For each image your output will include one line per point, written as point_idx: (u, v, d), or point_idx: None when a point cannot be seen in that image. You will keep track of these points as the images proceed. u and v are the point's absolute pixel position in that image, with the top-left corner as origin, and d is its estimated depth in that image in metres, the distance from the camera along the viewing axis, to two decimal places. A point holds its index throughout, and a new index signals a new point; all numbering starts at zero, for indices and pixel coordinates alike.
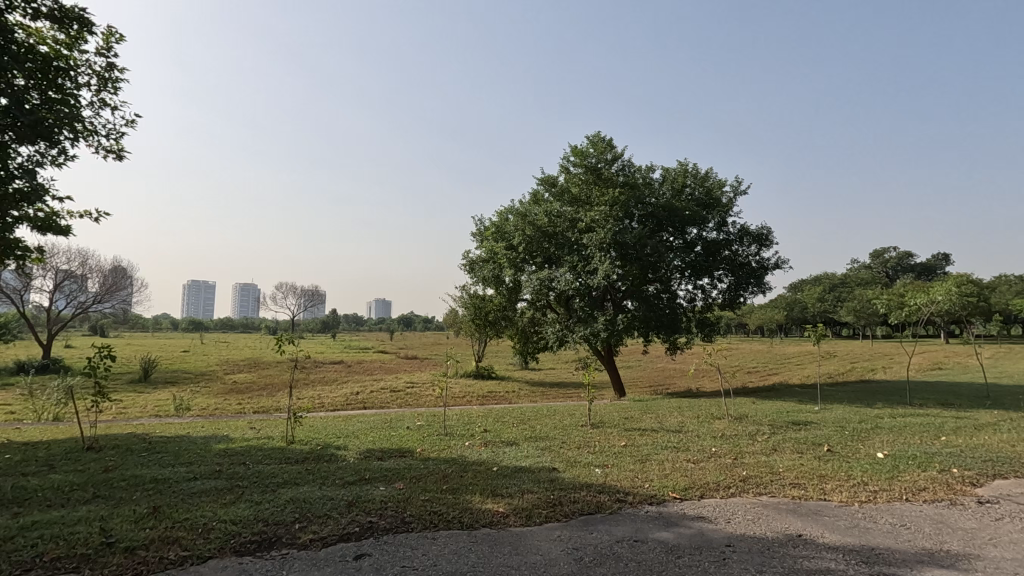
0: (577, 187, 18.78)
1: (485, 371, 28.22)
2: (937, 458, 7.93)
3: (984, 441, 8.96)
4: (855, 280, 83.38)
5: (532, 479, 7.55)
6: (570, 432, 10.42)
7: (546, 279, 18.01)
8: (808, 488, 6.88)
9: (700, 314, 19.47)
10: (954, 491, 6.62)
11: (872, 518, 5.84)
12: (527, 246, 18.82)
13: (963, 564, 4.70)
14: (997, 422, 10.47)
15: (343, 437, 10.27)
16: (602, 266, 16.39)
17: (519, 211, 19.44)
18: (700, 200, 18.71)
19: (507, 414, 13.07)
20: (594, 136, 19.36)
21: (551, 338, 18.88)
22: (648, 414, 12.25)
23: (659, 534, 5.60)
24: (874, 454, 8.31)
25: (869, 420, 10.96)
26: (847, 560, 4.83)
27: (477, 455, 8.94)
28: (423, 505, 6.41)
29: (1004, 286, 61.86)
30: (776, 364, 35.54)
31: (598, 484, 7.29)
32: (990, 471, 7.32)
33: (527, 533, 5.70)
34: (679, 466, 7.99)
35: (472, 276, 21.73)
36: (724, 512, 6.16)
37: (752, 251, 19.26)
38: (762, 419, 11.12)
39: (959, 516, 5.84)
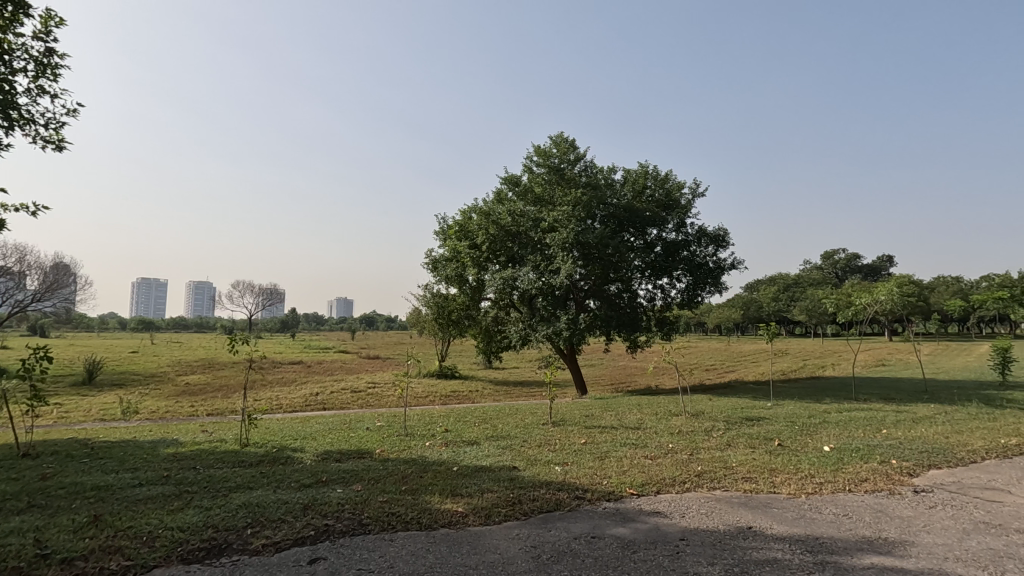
0: (540, 187, 18.87)
1: (448, 371, 28.05)
2: (878, 451, 8.32)
3: (921, 433, 9.45)
4: (807, 280, 86.76)
5: (493, 478, 7.54)
6: (530, 431, 10.46)
7: (509, 279, 18.06)
8: (759, 482, 7.11)
9: (660, 313, 19.86)
10: (892, 481, 6.98)
11: (817, 509, 6.09)
12: (490, 245, 18.86)
13: (898, 550, 4.95)
14: (934, 415, 11.06)
15: (300, 439, 10.03)
16: (565, 266, 16.55)
17: (482, 210, 19.43)
18: (660, 202, 19.11)
19: (470, 414, 13.02)
20: (557, 136, 19.52)
21: (514, 338, 18.96)
22: (608, 411, 12.43)
23: (616, 530, 5.69)
24: (822, 447, 8.66)
25: (817, 414, 11.40)
26: (793, 550, 5.01)
27: (437, 455, 8.88)
28: (382, 507, 6.32)
29: (941, 287, 65.23)
30: (733, 361, 36.67)
31: (558, 482, 7.35)
32: (926, 462, 7.74)
33: (486, 532, 5.70)
34: (636, 462, 8.14)
35: (435, 275, 21.61)
36: (678, 507, 6.31)
37: (709, 252, 19.76)
38: (717, 415, 11.42)
39: (897, 505, 6.15)
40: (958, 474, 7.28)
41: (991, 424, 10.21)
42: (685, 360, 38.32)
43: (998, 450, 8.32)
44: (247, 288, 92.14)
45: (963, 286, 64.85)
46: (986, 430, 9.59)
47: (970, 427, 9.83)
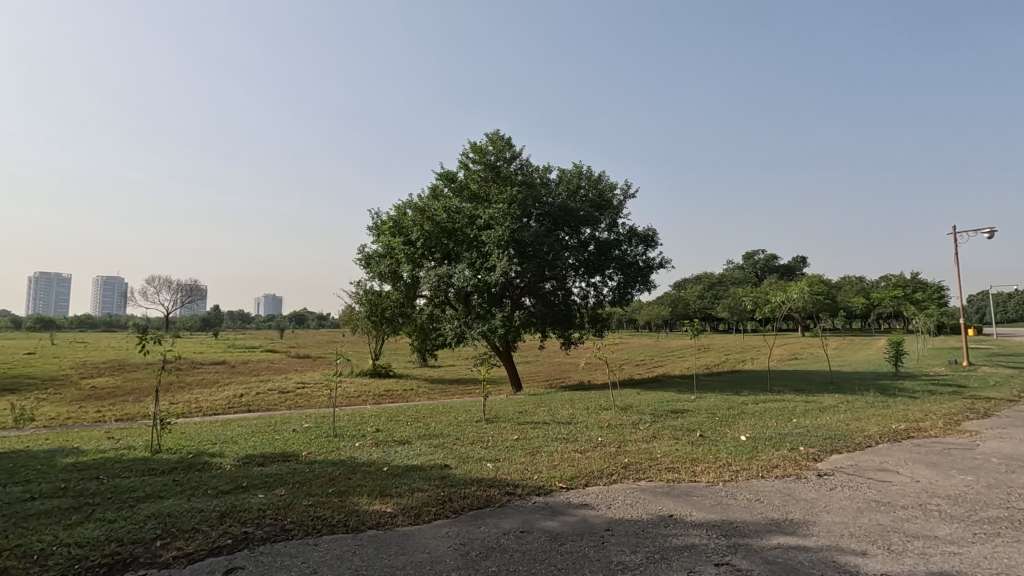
0: (476, 184, 18.81)
1: (382, 370, 27.48)
2: (788, 438, 8.92)
3: (825, 421, 10.23)
4: (730, 279, 91.59)
5: (423, 477, 7.46)
6: (464, 428, 10.44)
7: (444, 276, 17.92)
8: (681, 471, 7.45)
9: (592, 311, 20.33)
10: (800, 466, 7.51)
11: (732, 495, 6.45)
12: (425, 242, 18.63)
13: (802, 530, 5.33)
14: (837, 405, 11.98)
15: (220, 443, 9.50)
16: (500, 263, 16.57)
17: (417, 205, 19.16)
18: (593, 201, 19.57)
19: (402, 412, 12.82)
20: (493, 134, 19.54)
21: (449, 335, 18.80)
22: (542, 407, 12.59)
23: (545, 523, 5.78)
24: (739, 437, 9.17)
25: (736, 406, 12.07)
26: (710, 535, 5.28)
27: (367, 456, 8.67)
28: (306, 511, 6.10)
29: (846, 286, 70.64)
30: (661, 356, 38.08)
31: (489, 479, 7.38)
32: (829, 447, 8.38)
33: (415, 531, 5.63)
34: (567, 457, 8.30)
35: (367, 271, 21.09)
36: (605, 499, 6.50)
37: (639, 251, 20.44)
38: (645, 408, 11.85)
39: (803, 488, 6.62)
40: (855, 457, 7.93)
41: (885, 411, 11.19)
42: (616, 357, 39.20)
43: (890, 434, 9.13)
44: (163, 285, 86.07)
45: (865, 286, 70.51)
46: (880, 417, 10.50)
47: (867, 415, 10.75)
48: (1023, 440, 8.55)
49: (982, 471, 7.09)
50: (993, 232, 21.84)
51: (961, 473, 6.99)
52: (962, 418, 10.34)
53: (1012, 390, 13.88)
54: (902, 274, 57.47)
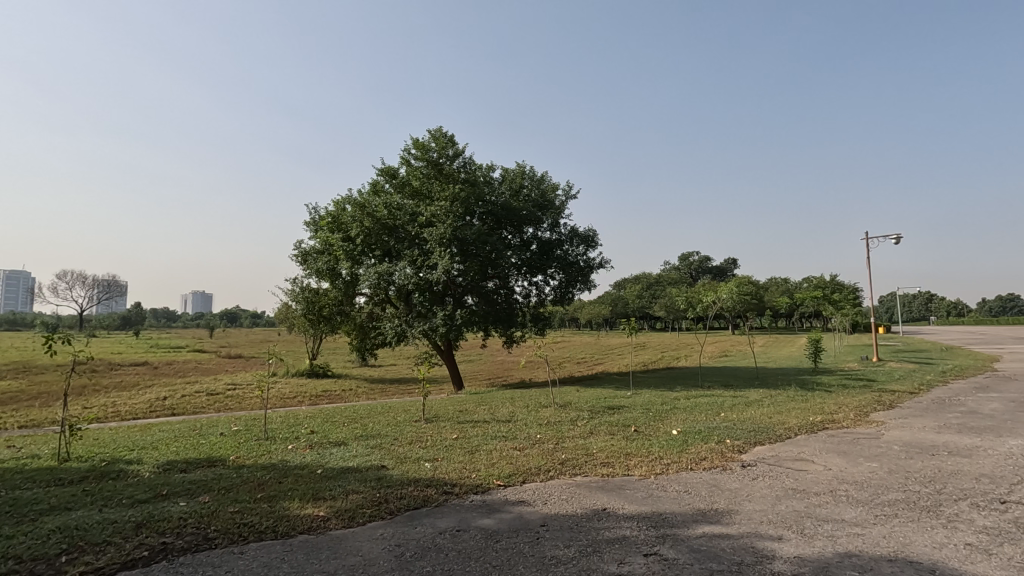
0: (418, 180, 18.58)
1: (320, 370, 26.66)
2: (715, 432, 9.36)
3: (750, 414, 10.81)
4: (667, 279, 95.08)
5: (358, 478, 7.31)
6: (402, 428, 10.28)
7: (384, 274, 17.57)
8: (615, 466, 7.67)
9: (534, 309, 20.53)
10: (725, 458, 7.90)
11: (663, 487, 6.70)
12: (365, 239, 18.21)
13: (725, 518, 5.61)
14: (762, 399, 12.68)
15: (138, 450, 8.92)
16: (442, 262, 16.42)
17: (357, 201, 18.71)
18: (536, 201, 19.78)
19: (339, 413, 12.49)
20: (436, 130, 19.36)
21: (390, 334, 18.49)
22: (482, 406, 12.59)
23: (481, 521, 5.78)
24: (671, 431, 9.52)
25: (669, 401, 12.52)
26: (640, 527, 5.46)
27: (299, 459, 8.39)
28: (232, 518, 5.82)
29: (773, 287, 75.05)
30: (600, 355, 38.27)
31: (427, 479, 7.31)
32: (753, 439, 8.86)
33: (348, 534, 5.50)
34: (505, 454, 8.36)
35: (304, 268, 20.43)
36: (541, 495, 6.59)
37: (580, 251, 20.84)
38: (583, 405, 12.12)
39: (728, 479, 6.97)
40: (777, 449, 8.41)
41: (804, 404, 11.97)
42: (556, 356, 39.17)
43: (808, 426, 9.76)
44: (78, 281, 79.60)
45: (789, 287, 75.16)
46: (799, 410, 11.21)
47: (788, 408, 11.44)
48: (920, 429, 9.35)
49: (886, 458, 7.69)
50: (900, 238, 23.72)
51: (867, 461, 7.57)
52: (870, 409, 11.21)
53: (912, 383, 15.20)
54: (821, 276, 61.63)
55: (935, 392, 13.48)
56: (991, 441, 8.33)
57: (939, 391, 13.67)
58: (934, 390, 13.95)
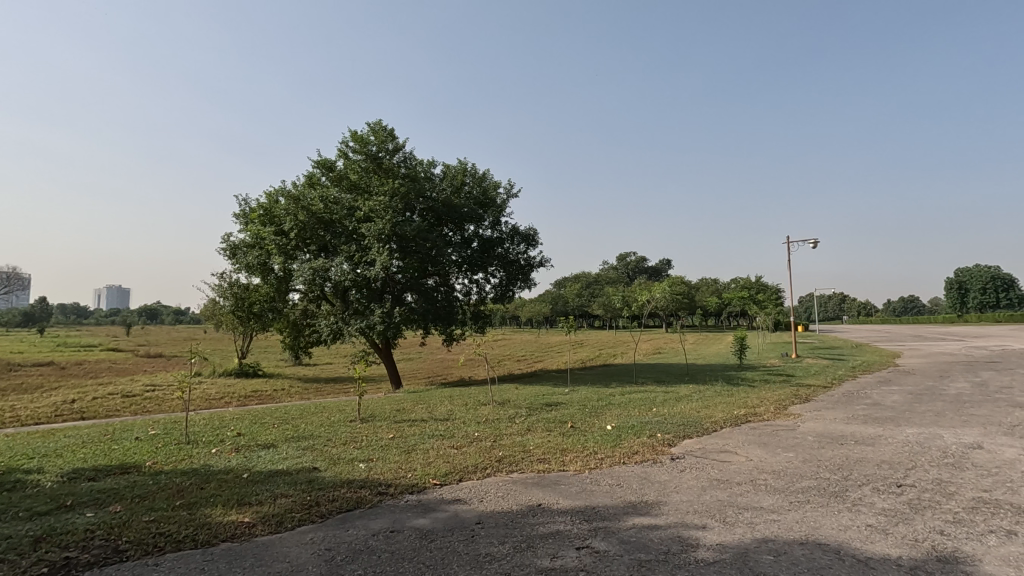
0: (356, 174, 18.10)
1: (249, 369, 25.46)
2: (647, 426, 9.69)
3: (680, 409, 11.28)
4: (606, 279, 97.48)
5: (288, 481, 7.04)
6: (336, 429, 9.99)
7: (319, 269, 17.00)
8: (551, 462, 7.78)
9: (474, 307, 20.50)
10: (656, 451, 8.20)
11: (596, 481, 6.88)
12: (299, 233, 17.57)
13: (654, 510, 5.82)
14: (691, 394, 13.25)
15: (38, 458, 8.18)
16: (380, 258, 16.05)
17: (291, 194, 18.03)
18: (477, 199, 19.75)
19: (269, 414, 11.98)
20: (375, 123, 18.94)
21: (324, 332, 17.94)
22: (420, 405, 12.45)
23: (416, 522, 5.70)
24: (605, 427, 9.78)
25: (604, 398, 12.84)
26: (574, 521, 5.58)
27: (224, 463, 7.98)
28: (146, 528, 5.45)
29: (703, 287, 78.57)
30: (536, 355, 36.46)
31: (361, 480, 7.14)
32: (682, 433, 9.24)
33: (276, 540, 5.29)
34: (442, 453, 8.30)
35: (233, 262, 19.48)
36: (477, 493, 6.59)
37: (521, 250, 20.98)
38: (521, 402, 12.23)
39: (658, 471, 7.24)
40: (704, 441, 8.81)
41: (729, 398, 12.62)
42: (495, 356, 37.23)
43: (732, 419, 10.29)
44: None
45: (718, 287, 78.93)
46: (725, 404, 11.80)
47: (715, 402, 12.02)
48: (831, 420, 10.07)
49: (801, 448, 8.23)
50: (817, 242, 25.38)
51: (784, 451, 8.08)
52: (788, 403, 11.97)
53: (825, 378, 16.36)
54: (747, 278, 65.11)
55: (846, 386, 14.58)
56: (891, 430, 9.09)
57: (849, 385, 14.79)
58: (845, 384, 15.07)
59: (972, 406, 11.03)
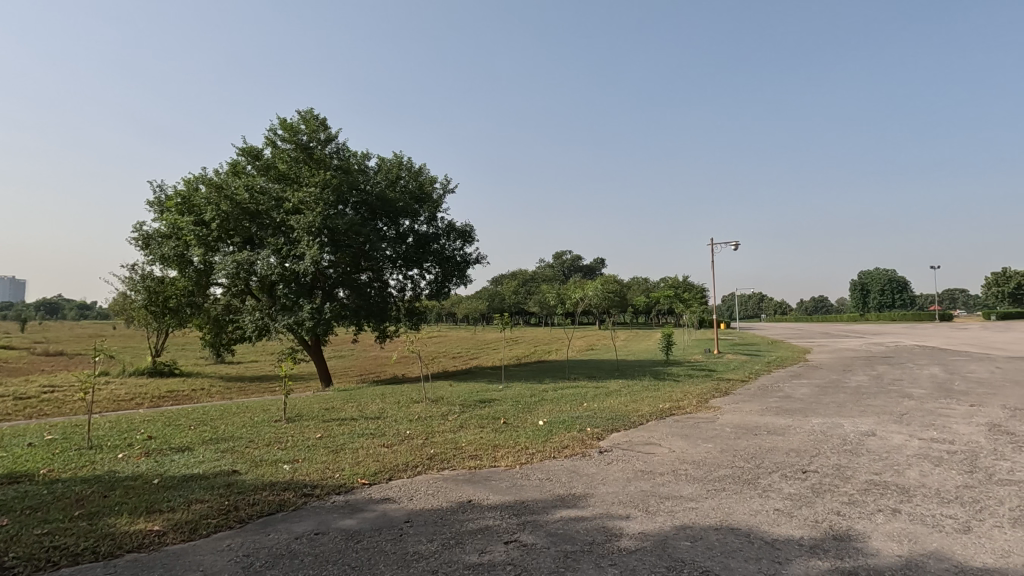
0: (284, 163, 17.35)
1: (164, 368, 23.83)
2: (578, 421, 9.92)
3: (609, 403, 11.63)
4: (542, 277, 98.78)
5: (204, 486, 6.64)
6: (259, 429, 9.54)
7: (244, 262, 16.18)
8: (482, 458, 7.80)
9: (409, 304, 20.23)
10: (585, 445, 8.40)
11: (526, 476, 6.97)
12: (222, 223, 16.64)
13: (581, 502, 5.97)
14: (620, 389, 13.68)
15: None
16: (310, 251, 15.49)
17: (213, 182, 17.04)
18: (413, 194, 19.47)
19: (185, 416, 11.26)
20: (306, 111, 18.23)
21: (249, 329, 17.11)
22: (350, 403, 12.11)
23: (342, 522, 5.56)
24: (537, 422, 9.92)
25: (537, 394, 13.03)
26: (503, 516, 5.62)
27: (132, 468, 7.43)
28: (37, 542, 4.98)
29: (634, 287, 81.36)
30: (468, 356, 33.73)
31: (284, 482, 6.86)
32: (610, 427, 9.53)
33: (188, 549, 4.99)
34: (372, 452, 8.13)
35: (146, 253, 18.19)
36: (407, 491, 6.51)
37: (457, 246, 20.91)
38: (454, 399, 12.17)
39: (586, 465, 7.43)
40: (631, 434, 9.12)
41: (656, 392, 13.16)
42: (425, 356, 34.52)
43: (658, 413, 10.72)
44: None
45: (648, 286, 82.04)
46: (652, 398, 12.28)
47: (643, 397, 12.49)
48: (747, 412, 10.72)
49: (719, 439, 8.70)
50: (738, 245, 26.88)
51: (704, 442, 8.51)
52: (709, 396, 12.63)
53: (742, 373, 17.40)
54: (675, 278, 68.00)
55: (761, 380, 15.57)
56: (799, 420, 9.80)
57: (764, 379, 15.82)
58: (760, 378, 16.08)
59: (868, 397, 12.09)
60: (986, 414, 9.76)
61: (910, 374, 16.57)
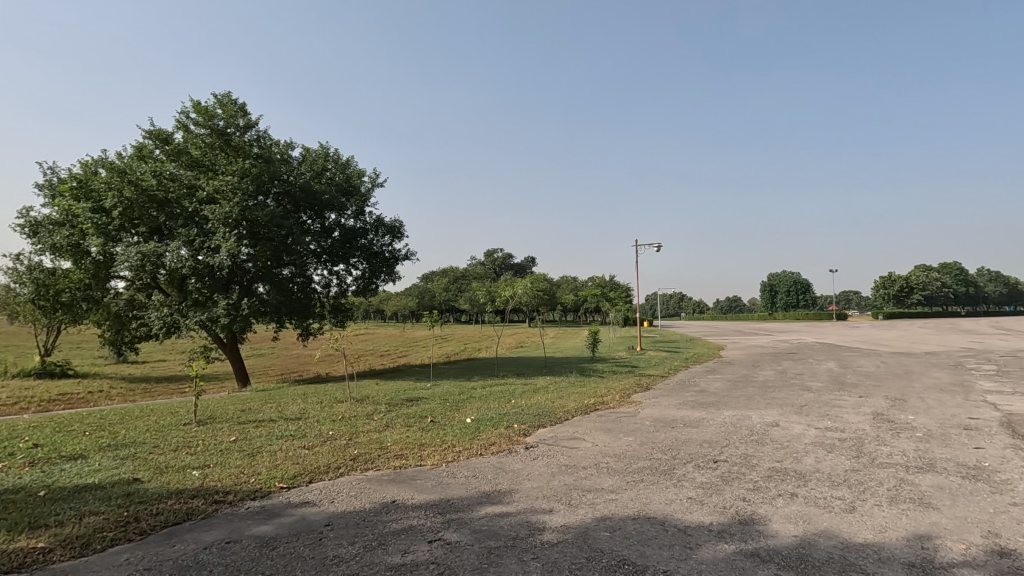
0: (198, 149, 16.26)
1: (56, 369, 21.66)
2: (506, 418, 10.01)
3: (536, 400, 11.83)
4: (473, 273, 98.73)
5: (101, 497, 6.11)
6: (165, 433, 8.90)
7: (150, 254, 14.99)
8: (409, 457, 7.70)
9: (334, 300, 19.59)
10: (511, 442, 8.50)
11: (452, 474, 6.95)
12: (125, 212, 15.33)
13: (506, 497, 6.04)
14: (547, 385, 13.94)
15: None
16: (225, 244, 14.57)
17: (115, 166, 15.69)
18: (340, 186, 18.86)
19: (79, 420, 10.28)
20: (223, 95, 17.19)
21: (155, 326, 15.88)
22: (269, 404, 11.55)
23: (256, 529, 5.30)
24: (465, 420, 9.92)
25: (466, 391, 13.03)
26: (427, 515, 5.57)
27: (14, 480, 6.71)
28: None
29: (563, 285, 83.12)
30: (397, 355, 31.58)
31: (193, 489, 6.44)
32: (537, 423, 9.69)
33: (80, 566, 4.57)
34: (291, 454, 7.81)
35: (34, 242, 16.45)
36: (328, 494, 6.30)
37: (385, 242, 20.48)
38: (381, 398, 11.91)
39: (512, 461, 7.53)
40: (557, 430, 9.32)
41: (582, 388, 13.55)
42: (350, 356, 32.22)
43: (583, 408, 11.03)
44: None
45: (577, 285, 84.11)
46: (577, 394, 12.62)
47: (569, 393, 12.82)
48: (666, 406, 11.26)
49: (639, 432, 9.09)
50: (660, 246, 28.14)
51: (625, 435, 8.85)
52: (631, 391, 13.16)
53: (663, 368, 18.25)
54: (602, 278, 70.07)
55: (679, 375, 16.42)
56: (712, 413, 10.41)
57: (682, 374, 16.68)
58: (679, 374, 16.95)
59: (773, 390, 13.06)
60: (871, 404, 10.82)
61: (810, 368, 18.04)
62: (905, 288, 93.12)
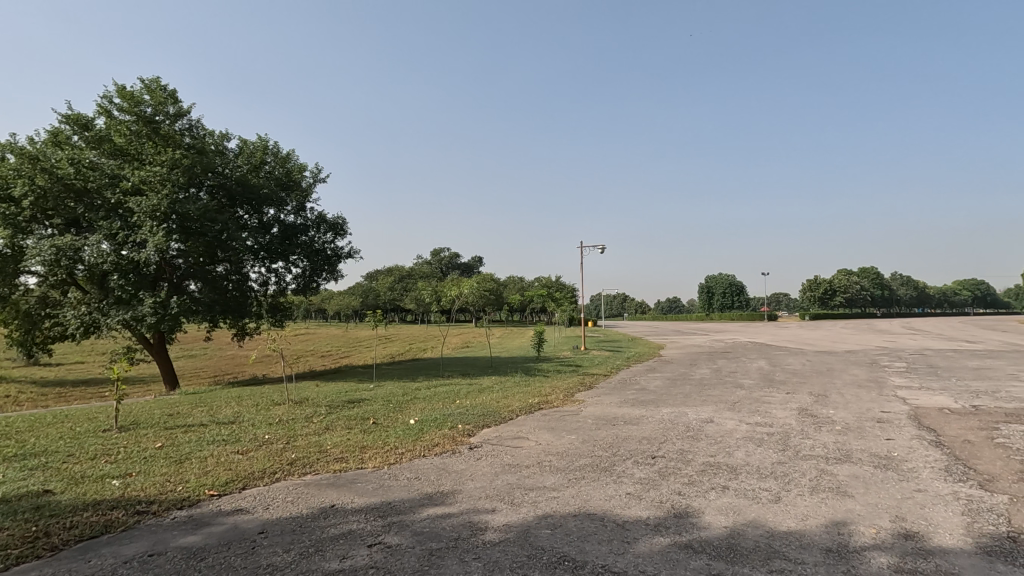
0: (123, 137, 15.25)
1: None
2: (449, 418, 9.95)
3: (481, 400, 11.82)
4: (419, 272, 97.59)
5: (4, 511, 5.61)
6: (83, 441, 8.28)
7: (66, 248, 13.92)
8: (350, 460, 7.51)
9: (272, 299, 18.84)
10: (455, 442, 8.46)
11: (394, 476, 6.84)
12: (38, 202, 14.17)
13: (448, 499, 6.00)
14: (492, 385, 13.98)
15: None
16: (152, 238, 13.72)
17: (26, 152, 14.48)
18: (279, 180, 18.18)
19: None
20: (151, 81, 16.21)
21: (72, 325, 14.76)
22: (200, 408, 10.96)
23: (183, 540, 5.02)
24: (408, 421, 9.78)
25: (409, 392, 12.85)
26: (368, 519, 5.45)
27: None
28: None
29: (509, 286, 83.48)
30: (342, 355, 31.14)
31: (113, 499, 6.03)
32: (481, 423, 9.69)
33: None
34: (223, 459, 7.45)
35: None
36: (263, 500, 6.05)
37: (327, 239, 19.91)
38: (321, 400, 11.56)
39: (456, 461, 7.49)
40: (500, 429, 9.35)
41: (526, 388, 13.66)
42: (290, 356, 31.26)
43: (526, 408, 11.12)
44: None
45: (523, 285, 84.69)
46: (522, 394, 12.71)
47: (513, 392, 12.90)
48: (608, 404, 11.52)
49: (581, 430, 9.24)
50: (604, 248, 28.81)
51: (567, 434, 8.99)
52: (574, 390, 13.39)
53: (605, 367, 18.66)
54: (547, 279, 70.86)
55: (621, 374, 16.86)
56: (651, 410, 10.75)
57: (623, 373, 17.13)
58: (620, 373, 17.38)
59: (708, 388, 13.63)
60: (797, 400, 11.50)
61: (742, 367, 18.96)
62: (828, 291, 99.32)
